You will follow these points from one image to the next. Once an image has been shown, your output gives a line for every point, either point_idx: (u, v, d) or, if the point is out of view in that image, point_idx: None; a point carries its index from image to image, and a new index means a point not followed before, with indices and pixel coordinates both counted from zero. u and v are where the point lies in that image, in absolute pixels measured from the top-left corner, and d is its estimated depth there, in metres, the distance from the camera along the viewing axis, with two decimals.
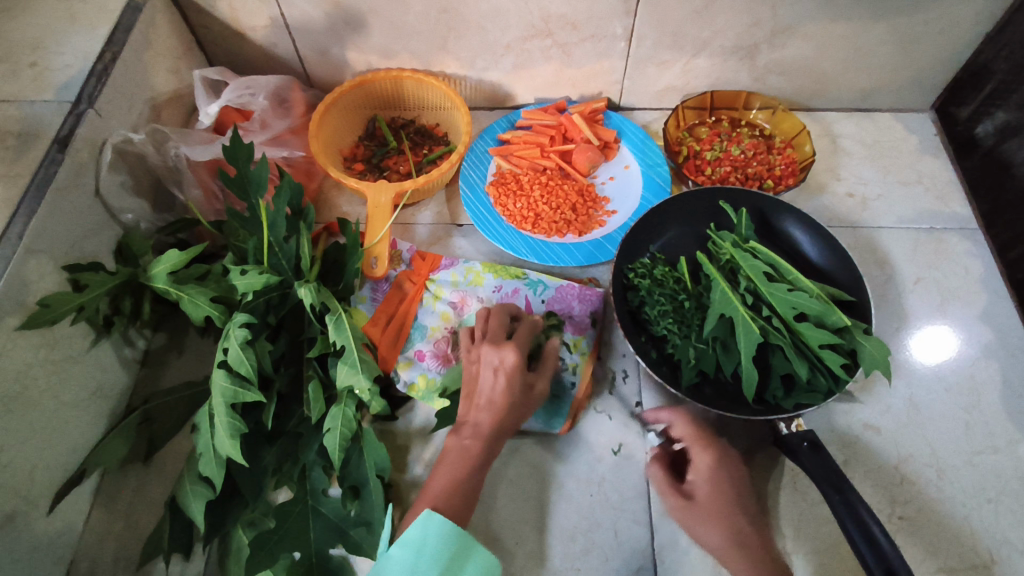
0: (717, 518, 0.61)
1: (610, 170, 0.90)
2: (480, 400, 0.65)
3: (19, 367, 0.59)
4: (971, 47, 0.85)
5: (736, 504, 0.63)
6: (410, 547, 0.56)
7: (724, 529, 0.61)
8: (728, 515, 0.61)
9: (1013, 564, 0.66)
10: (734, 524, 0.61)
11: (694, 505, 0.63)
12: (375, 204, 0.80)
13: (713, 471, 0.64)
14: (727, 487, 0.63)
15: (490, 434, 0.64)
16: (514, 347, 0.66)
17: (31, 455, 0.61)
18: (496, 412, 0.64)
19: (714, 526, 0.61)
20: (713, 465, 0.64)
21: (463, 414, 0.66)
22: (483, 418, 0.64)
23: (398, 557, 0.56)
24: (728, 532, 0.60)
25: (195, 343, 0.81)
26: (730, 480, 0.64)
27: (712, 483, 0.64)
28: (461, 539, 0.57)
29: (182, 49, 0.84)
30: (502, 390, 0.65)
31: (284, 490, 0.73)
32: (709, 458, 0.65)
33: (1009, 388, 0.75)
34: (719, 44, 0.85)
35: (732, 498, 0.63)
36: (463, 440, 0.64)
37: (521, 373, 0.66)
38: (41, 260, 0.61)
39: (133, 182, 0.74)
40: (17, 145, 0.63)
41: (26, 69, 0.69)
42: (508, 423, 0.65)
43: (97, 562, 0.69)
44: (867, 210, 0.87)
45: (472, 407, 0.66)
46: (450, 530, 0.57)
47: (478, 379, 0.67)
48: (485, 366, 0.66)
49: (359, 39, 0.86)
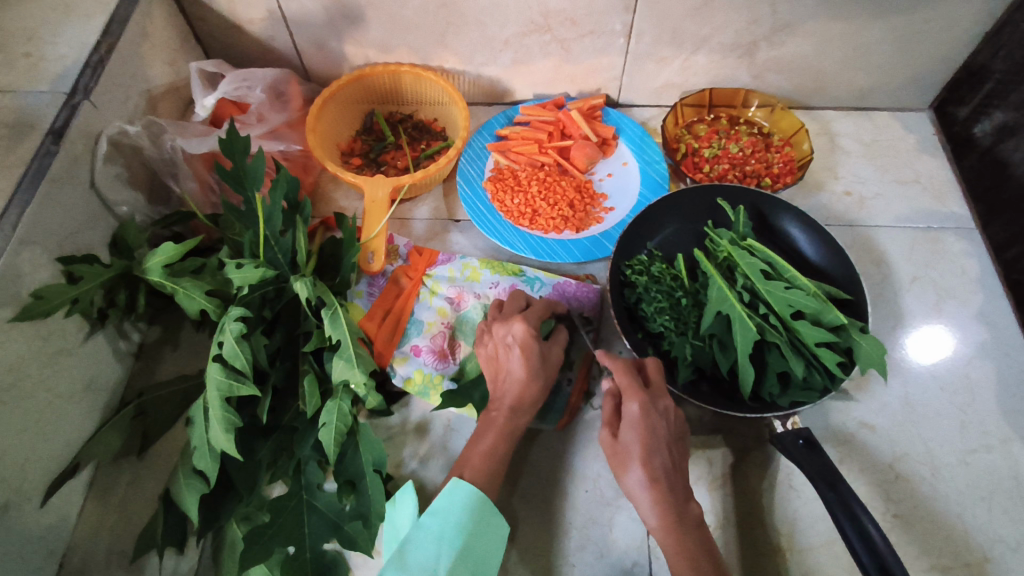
0: (638, 467, 0.59)
1: (608, 167, 0.90)
2: (504, 375, 0.67)
3: (12, 358, 0.58)
4: (970, 47, 0.85)
5: (659, 451, 0.60)
6: (439, 516, 0.59)
7: (643, 477, 0.59)
8: (649, 463, 0.59)
9: (1005, 562, 0.66)
10: (653, 473, 0.59)
11: (619, 449, 0.61)
12: (372, 199, 0.80)
13: (641, 419, 0.60)
14: (654, 436, 0.60)
15: (513, 408, 0.66)
16: (523, 320, 0.67)
17: (25, 448, 0.61)
18: (518, 386, 0.66)
19: (635, 472, 0.59)
20: (643, 414, 0.60)
21: (492, 392, 0.68)
22: (508, 392, 0.66)
23: (427, 526, 0.58)
24: (647, 481, 0.58)
25: (190, 336, 0.81)
26: (659, 425, 0.60)
27: (640, 431, 0.60)
28: (486, 506, 0.60)
29: (179, 41, 0.83)
30: (521, 365, 0.66)
31: (279, 484, 0.73)
32: (641, 407, 0.60)
33: (1004, 388, 0.75)
34: (718, 41, 0.85)
35: (657, 447, 0.59)
36: (492, 413, 0.67)
37: (537, 345, 0.67)
38: (35, 251, 0.60)
39: (128, 174, 0.74)
40: (11, 136, 0.63)
41: (20, 59, 0.68)
42: (531, 395, 0.66)
43: (89, 556, 0.68)
44: (864, 208, 0.87)
45: (499, 384, 0.68)
46: (477, 498, 0.60)
47: (499, 358, 0.68)
48: (502, 344, 0.68)
49: (356, 32, 0.85)
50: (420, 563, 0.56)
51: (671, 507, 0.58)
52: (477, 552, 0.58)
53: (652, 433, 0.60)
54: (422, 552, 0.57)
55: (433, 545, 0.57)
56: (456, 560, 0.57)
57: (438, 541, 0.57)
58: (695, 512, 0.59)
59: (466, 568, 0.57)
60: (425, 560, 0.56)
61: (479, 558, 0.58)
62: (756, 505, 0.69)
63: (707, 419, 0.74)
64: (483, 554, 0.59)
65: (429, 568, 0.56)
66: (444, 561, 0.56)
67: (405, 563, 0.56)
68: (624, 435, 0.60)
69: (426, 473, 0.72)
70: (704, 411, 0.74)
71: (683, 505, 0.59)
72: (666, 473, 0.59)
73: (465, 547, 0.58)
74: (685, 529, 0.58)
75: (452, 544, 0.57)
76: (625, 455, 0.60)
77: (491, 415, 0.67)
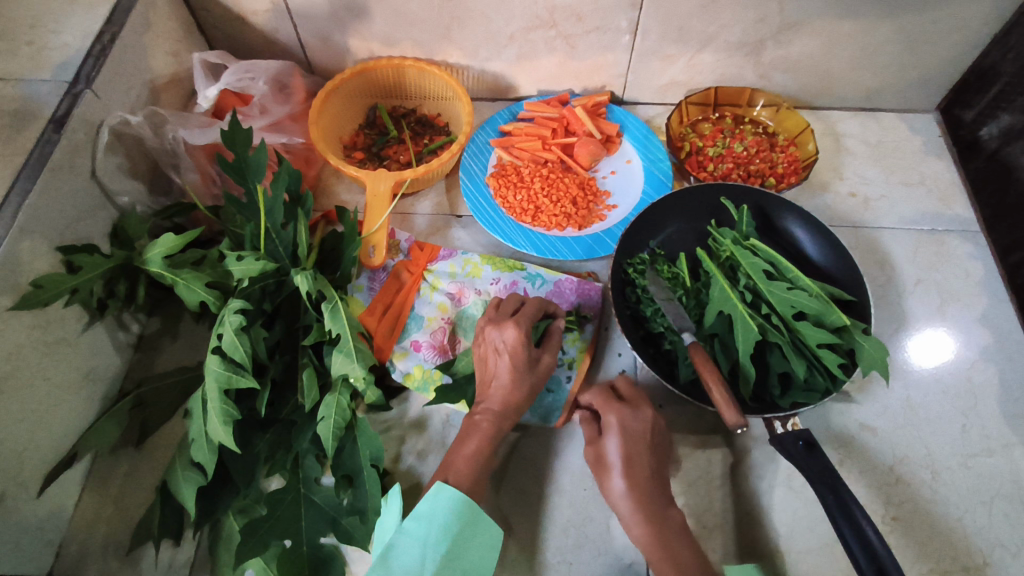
0: (619, 476, 0.61)
1: (611, 164, 0.90)
2: (491, 379, 0.67)
3: (11, 347, 0.58)
4: (978, 49, 0.84)
5: (640, 461, 0.62)
6: (423, 520, 0.58)
7: (624, 483, 0.61)
8: (630, 473, 0.61)
9: (1005, 567, 0.65)
10: (633, 477, 0.61)
11: (602, 459, 0.63)
12: (374, 192, 0.79)
13: (622, 429, 0.63)
14: (636, 444, 0.62)
15: (500, 410, 0.66)
16: (515, 325, 0.67)
17: (22, 437, 0.60)
18: (504, 393, 0.66)
19: (617, 482, 0.61)
20: (620, 428, 0.62)
21: (479, 394, 0.68)
22: (495, 397, 0.66)
23: (411, 531, 0.57)
24: (627, 488, 0.60)
25: (189, 328, 0.81)
26: (637, 436, 0.63)
27: (620, 442, 0.62)
28: (473, 510, 0.59)
29: (182, 31, 0.83)
30: (508, 369, 0.66)
31: (276, 477, 0.73)
32: (617, 421, 0.63)
33: (1007, 393, 0.74)
34: (725, 39, 0.84)
35: (636, 455, 0.62)
36: (475, 417, 0.66)
37: (528, 351, 0.67)
38: (35, 240, 0.60)
39: (129, 164, 0.73)
40: (13, 123, 0.62)
41: (23, 47, 0.68)
42: (517, 400, 0.66)
43: (86, 546, 0.68)
44: (869, 209, 0.87)
45: (486, 387, 0.67)
46: (462, 502, 0.59)
47: (488, 361, 0.68)
48: (492, 347, 0.68)
49: (361, 25, 0.85)
50: (406, 568, 0.55)
51: (654, 510, 0.59)
52: (467, 557, 0.57)
53: (632, 442, 0.62)
54: (406, 557, 0.56)
55: (419, 550, 0.56)
56: (443, 564, 0.56)
57: (422, 545, 0.57)
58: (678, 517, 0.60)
59: (455, 572, 0.56)
60: (410, 565, 0.55)
61: (469, 564, 0.57)
62: (755, 506, 0.69)
63: (707, 420, 0.73)
64: (475, 560, 0.58)
65: (414, 573, 0.55)
66: (429, 565, 0.55)
67: (389, 568, 0.55)
68: (606, 445, 0.63)
69: (423, 468, 0.72)
70: (704, 412, 0.74)
71: (664, 512, 0.60)
72: (647, 480, 0.61)
73: (452, 552, 0.57)
74: (667, 533, 0.59)
75: (438, 548, 0.57)
76: (606, 466, 0.62)
77: (476, 418, 0.66)
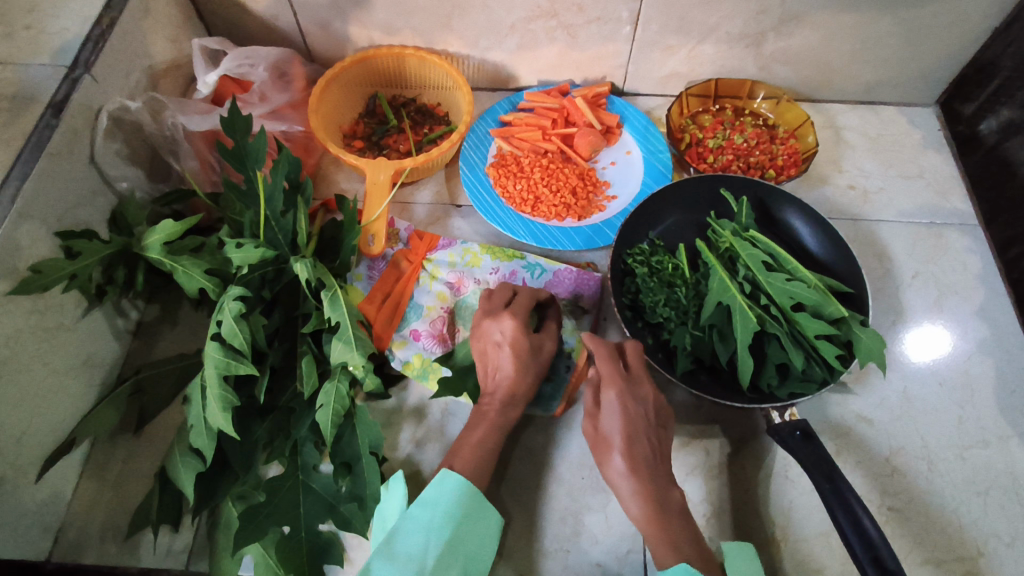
0: (619, 454, 0.61)
1: (611, 155, 0.90)
2: (494, 370, 0.67)
3: (9, 332, 0.58)
4: (979, 42, 0.84)
5: (641, 442, 0.61)
6: (428, 506, 0.58)
7: (624, 465, 0.60)
8: (629, 450, 0.60)
9: (1000, 558, 0.66)
10: (634, 458, 0.60)
11: (601, 437, 0.63)
12: (373, 181, 0.79)
13: (620, 407, 0.62)
14: (632, 422, 0.62)
15: (507, 398, 0.66)
16: (512, 316, 0.68)
17: (20, 421, 0.60)
18: (509, 382, 0.66)
19: (617, 461, 0.61)
20: (621, 401, 0.62)
21: (481, 384, 0.68)
22: (499, 387, 0.67)
23: (416, 516, 0.57)
24: (626, 467, 0.60)
25: (188, 316, 0.81)
26: (637, 417, 0.62)
27: (620, 417, 0.62)
28: (477, 499, 0.59)
29: (181, 18, 0.82)
30: (511, 360, 0.66)
31: (275, 465, 0.73)
32: (620, 395, 0.62)
33: (1003, 385, 0.75)
34: (726, 31, 0.84)
35: (636, 437, 0.61)
36: (482, 406, 0.67)
37: (527, 341, 0.67)
38: (34, 225, 0.60)
39: (128, 151, 0.73)
40: (12, 108, 0.62)
41: (20, 31, 0.67)
42: (522, 390, 0.67)
43: (84, 532, 0.69)
44: (868, 202, 0.87)
45: (489, 378, 0.68)
46: (468, 490, 0.59)
47: (488, 354, 0.68)
48: (491, 341, 0.68)
49: (361, 14, 0.84)
50: (409, 553, 0.55)
51: (654, 490, 0.59)
52: (467, 545, 0.58)
53: (630, 420, 0.62)
54: (409, 543, 0.56)
55: (422, 535, 0.56)
56: (445, 551, 0.56)
57: (426, 532, 0.56)
58: (676, 497, 0.60)
59: (455, 561, 0.56)
60: (413, 551, 0.55)
61: (468, 552, 0.58)
62: (752, 496, 0.69)
63: (705, 410, 0.74)
64: (475, 547, 0.58)
65: (416, 558, 0.55)
66: (432, 552, 0.55)
67: (392, 552, 0.55)
68: (606, 422, 0.62)
69: (422, 457, 0.72)
70: (702, 401, 0.74)
71: (667, 492, 0.60)
72: (648, 463, 0.60)
73: (454, 538, 0.57)
74: (670, 508, 0.59)
75: (441, 535, 0.57)
76: (606, 441, 0.62)
77: (482, 407, 0.67)
